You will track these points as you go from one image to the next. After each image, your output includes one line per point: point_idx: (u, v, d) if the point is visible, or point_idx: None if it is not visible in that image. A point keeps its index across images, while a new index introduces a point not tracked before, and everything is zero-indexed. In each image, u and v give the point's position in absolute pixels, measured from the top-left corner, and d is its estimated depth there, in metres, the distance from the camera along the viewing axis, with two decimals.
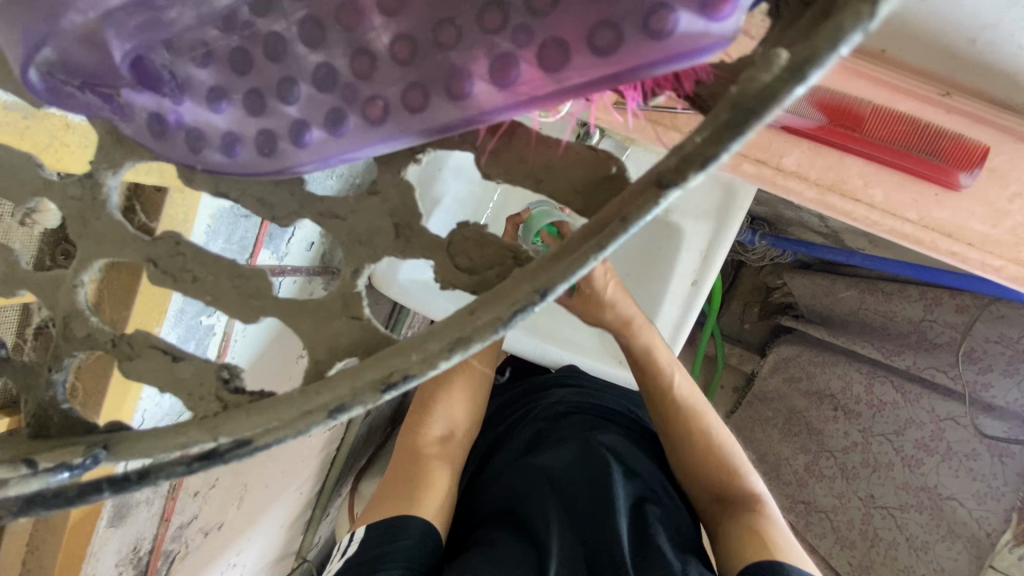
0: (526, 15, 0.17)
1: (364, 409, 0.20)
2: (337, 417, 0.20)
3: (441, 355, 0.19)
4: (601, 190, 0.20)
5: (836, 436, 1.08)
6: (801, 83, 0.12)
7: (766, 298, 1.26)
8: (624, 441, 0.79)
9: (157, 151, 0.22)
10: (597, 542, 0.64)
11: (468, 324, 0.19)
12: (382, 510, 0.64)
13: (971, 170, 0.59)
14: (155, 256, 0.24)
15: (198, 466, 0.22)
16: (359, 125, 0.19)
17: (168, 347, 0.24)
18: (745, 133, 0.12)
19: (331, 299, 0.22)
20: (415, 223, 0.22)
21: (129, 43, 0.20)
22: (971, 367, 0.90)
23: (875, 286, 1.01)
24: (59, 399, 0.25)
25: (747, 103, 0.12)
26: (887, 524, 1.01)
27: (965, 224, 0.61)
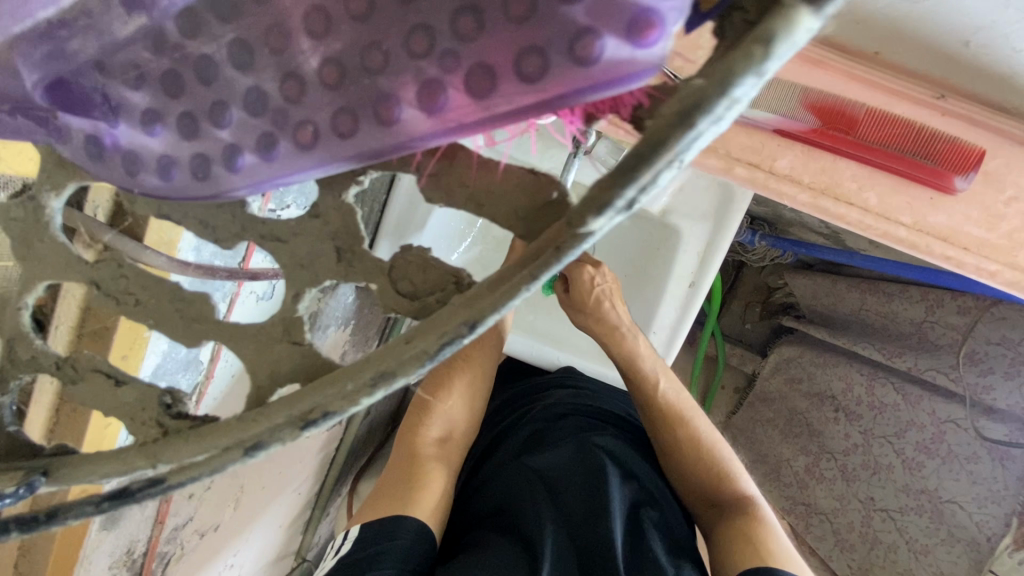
0: (452, 39, 0.16)
1: (282, 446, 0.20)
2: (252, 456, 0.20)
3: (364, 390, 0.19)
4: (544, 214, 0.19)
5: (837, 438, 1.07)
6: (695, 130, 0.11)
7: (768, 297, 1.25)
8: (620, 444, 0.78)
9: (94, 173, 0.21)
10: (591, 545, 0.64)
11: (404, 353, 0.18)
12: (375, 511, 0.64)
13: (967, 173, 0.59)
14: (100, 278, 0.23)
15: (108, 506, 0.22)
16: (290, 151, 0.18)
17: (112, 371, 0.24)
18: (637, 179, 0.12)
19: (273, 324, 0.22)
20: (358, 246, 0.21)
21: (36, 73, 0.21)
22: (972, 370, 0.89)
23: (877, 287, 1.00)
24: (4, 421, 0.25)
25: (648, 147, 0.12)
26: (887, 527, 1.00)
27: (960, 228, 0.60)
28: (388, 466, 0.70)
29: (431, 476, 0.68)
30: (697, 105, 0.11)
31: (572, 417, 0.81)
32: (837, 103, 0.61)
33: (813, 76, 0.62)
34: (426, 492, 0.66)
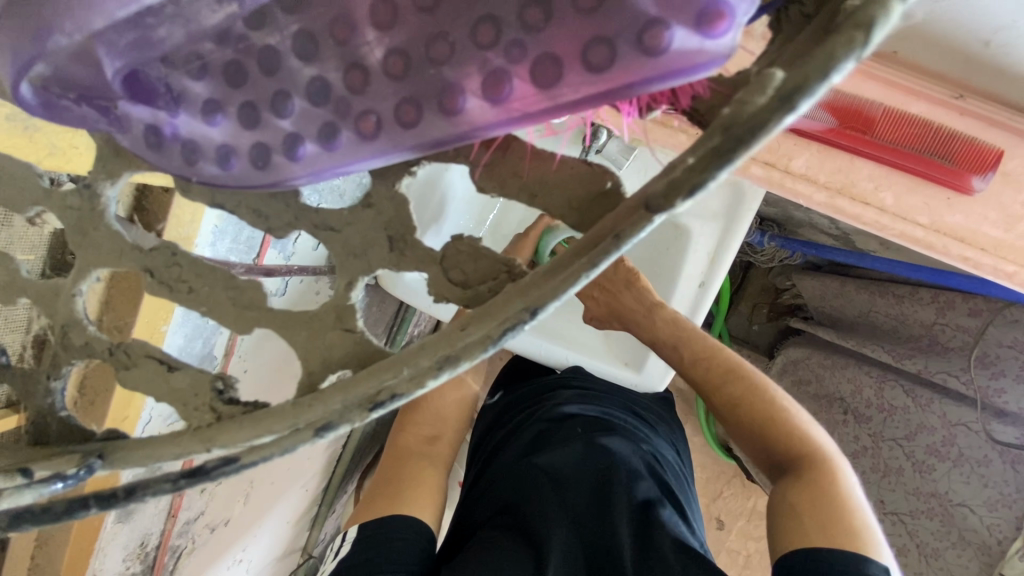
0: (518, 30, 0.16)
1: (351, 428, 0.20)
2: (326, 435, 0.21)
3: (430, 373, 0.19)
4: (597, 204, 0.20)
5: (846, 440, 1.07)
6: (791, 113, 0.11)
7: (774, 299, 1.26)
8: (629, 441, 0.78)
9: (154, 162, 0.22)
10: (597, 542, 0.64)
11: (459, 341, 0.19)
12: (368, 512, 0.63)
13: (984, 173, 0.59)
14: (153, 266, 0.24)
15: (185, 485, 0.22)
16: (352, 140, 0.19)
17: (164, 357, 0.24)
18: (733, 161, 0.12)
19: (325, 312, 0.22)
20: (409, 236, 0.22)
21: (121, 61, 0.19)
22: (983, 372, 0.88)
23: (886, 289, 1.00)
24: (58, 407, 0.25)
25: (737, 132, 0.12)
26: (898, 531, 0.99)
27: (977, 229, 0.60)
28: (384, 468, 0.70)
29: (426, 475, 0.68)
30: (790, 92, 0.12)
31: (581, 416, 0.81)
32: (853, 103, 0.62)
33: None
34: (421, 490, 0.65)
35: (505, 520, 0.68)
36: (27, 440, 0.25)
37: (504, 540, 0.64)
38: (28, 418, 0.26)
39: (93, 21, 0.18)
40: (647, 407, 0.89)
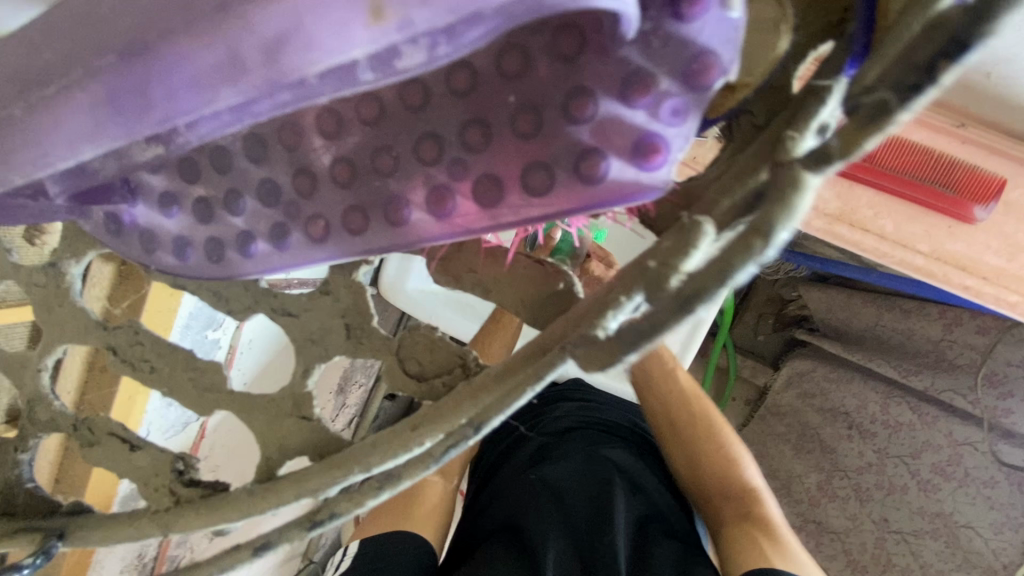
0: (460, 148, 0.16)
1: (288, 546, 0.21)
2: (263, 554, 0.21)
3: (371, 491, 0.20)
4: (549, 304, 0.20)
5: (850, 456, 1.04)
6: (690, 314, 0.12)
7: (781, 309, 1.19)
8: (628, 458, 0.78)
9: (116, 248, 0.22)
10: (595, 556, 0.64)
11: (412, 444, 0.19)
12: (377, 526, 0.64)
13: (987, 203, 0.59)
14: (116, 345, 0.24)
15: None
16: (302, 242, 0.19)
17: (127, 435, 0.24)
18: (644, 345, 0.13)
19: (282, 397, 0.22)
20: (367, 324, 0.22)
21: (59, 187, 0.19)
22: (991, 392, 0.89)
23: (893, 303, 0.99)
24: (26, 478, 0.26)
25: (648, 319, 0.13)
26: (902, 550, 0.97)
27: (979, 258, 0.59)
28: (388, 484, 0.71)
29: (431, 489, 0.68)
30: (692, 291, 0.12)
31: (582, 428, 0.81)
32: None
33: None
34: (426, 507, 0.66)
35: (506, 531, 0.67)
36: None
37: (503, 553, 0.63)
38: None
39: (14, 178, 0.18)
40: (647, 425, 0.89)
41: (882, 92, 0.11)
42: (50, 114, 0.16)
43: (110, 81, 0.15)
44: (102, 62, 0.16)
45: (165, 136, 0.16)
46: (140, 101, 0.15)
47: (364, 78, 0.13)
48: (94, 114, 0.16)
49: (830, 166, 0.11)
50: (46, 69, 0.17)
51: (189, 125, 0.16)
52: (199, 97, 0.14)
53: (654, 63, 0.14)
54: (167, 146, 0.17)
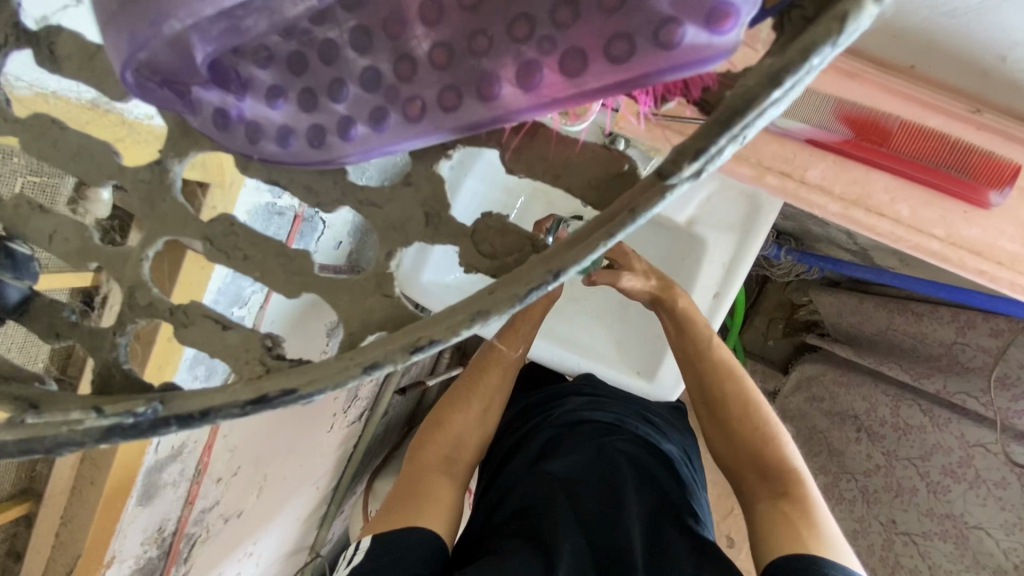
0: (549, 26, 0.19)
1: (395, 366, 0.22)
2: (371, 373, 0.22)
3: (463, 324, 0.21)
4: (614, 186, 0.22)
5: (857, 458, 1.09)
6: (773, 92, 0.14)
7: (791, 314, 1.26)
8: (639, 453, 0.80)
9: (220, 140, 0.24)
10: (608, 545, 0.66)
11: (488, 302, 0.21)
12: (385, 523, 0.66)
13: (1001, 188, 0.62)
14: (211, 234, 0.26)
15: (252, 410, 0.24)
16: (400, 121, 0.21)
17: (219, 317, 0.27)
18: (731, 128, 0.14)
19: (366, 279, 0.25)
20: (444, 212, 0.24)
21: (211, 47, 0.21)
22: (1003, 395, 0.88)
23: (905, 306, 1.00)
24: (121, 360, 0.28)
25: (733, 105, 0.14)
26: (909, 552, 1.02)
27: (994, 243, 0.63)
28: (399, 484, 0.72)
29: (440, 490, 0.70)
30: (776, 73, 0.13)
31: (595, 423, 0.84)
32: (870, 116, 0.65)
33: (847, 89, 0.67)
34: (436, 507, 0.67)
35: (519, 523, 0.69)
36: (92, 389, 0.28)
37: (515, 542, 0.66)
38: (94, 369, 0.28)
39: (204, 8, 0.20)
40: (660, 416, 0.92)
41: None
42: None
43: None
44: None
45: None
46: None
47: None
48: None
49: None
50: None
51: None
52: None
53: None
54: None
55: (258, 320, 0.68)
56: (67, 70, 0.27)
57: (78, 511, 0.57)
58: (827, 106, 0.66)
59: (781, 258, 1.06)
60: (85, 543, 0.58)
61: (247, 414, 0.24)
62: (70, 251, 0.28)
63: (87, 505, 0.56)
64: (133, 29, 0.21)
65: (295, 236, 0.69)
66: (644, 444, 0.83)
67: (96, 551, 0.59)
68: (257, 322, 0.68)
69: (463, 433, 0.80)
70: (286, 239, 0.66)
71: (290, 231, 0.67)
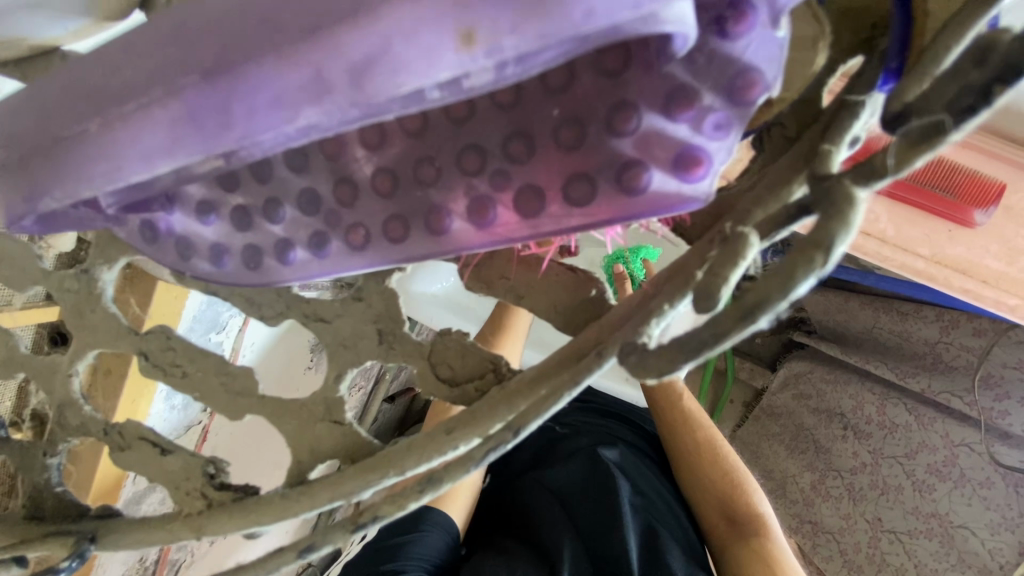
0: (503, 160, 0.17)
1: (333, 548, 0.20)
2: (305, 557, 0.20)
3: (411, 496, 0.19)
4: (582, 313, 0.20)
5: (845, 456, 1.07)
6: (754, 324, 0.12)
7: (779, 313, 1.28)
8: (633, 459, 0.78)
9: (150, 254, 0.22)
10: (602, 555, 0.63)
11: (446, 448, 0.19)
12: None
13: (986, 207, 0.63)
14: (147, 349, 0.24)
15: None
16: (341, 250, 0.19)
17: (157, 439, 0.24)
18: (702, 355, 0.13)
19: (315, 402, 0.23)
20: (399, 329, 0.22)
21: (112, 200, 0.19)
22: (987, 395, 0.90)
23: (890, 305, 1.02)
24: (54, 482, 0.26)
25: (709, 331, 0.13)
26: (895, 550, 0.99)
27: (979, 261, 0.62)
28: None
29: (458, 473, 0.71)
30: (751, 302, 0.12)
31: (587, 428, 0.83)
32: None
33: None
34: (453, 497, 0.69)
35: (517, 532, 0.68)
36: (23, 513, 0.26)
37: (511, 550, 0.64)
38: (24, 491, 0.26)
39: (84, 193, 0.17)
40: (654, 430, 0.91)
41: (938, 114, 0.12)
42: (124, 119, 0.17)
43: (192, 98, 0.16)
44: (184, 81, 0.16)
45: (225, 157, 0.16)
46: (222, 118, 0.15)
47: (432, 98, 0.14)
48: (172, 130, 0.16)
49: (881, 179, 0.12)
50: (122, 86, 0.17)
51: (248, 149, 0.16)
52: (283, 115, 0.15)
53: (698, 80, 0.15)
54: (226, 167, 0.17)
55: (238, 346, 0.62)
56: None
57: None
58: None
59: None
60: None
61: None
62: None
63: None
64: (6, 197, 0.20)
65: None
66: (636, 453, 0.81)
67: None
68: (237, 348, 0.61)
69: None
70: None
71: None
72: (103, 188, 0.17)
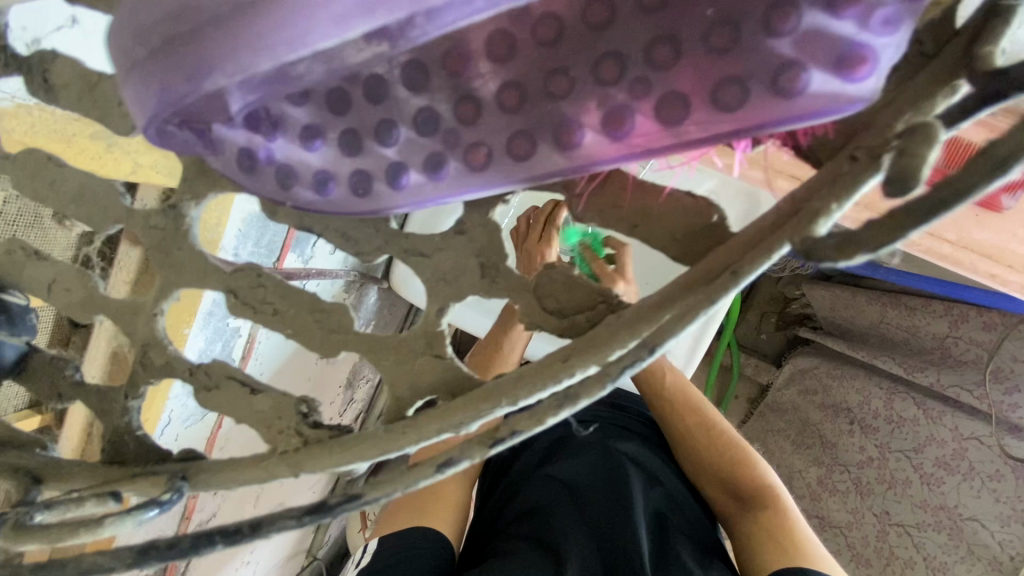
0: (644, 67, 0.16)
1: (471, 463, 0.19)
2: (445, 471, 0.19)
3: (550, 411, 0.19)
4: (701, 237, 0.19)
5: (852, 450, 1.11)
6: None
7: (785, 308, 1.33)
8: (644, 450, 0.81)
9: (247, 185, 0.22)
10: (614, 548, 0.65)
11: (564, 373, 0.19)
12: (393, 524, 0.67)
13: (1015, 190, 0.64)
14: (237, 287, 0.24)
15: (308, 520, 0.21)
16: (460, 170, 0.19)
17: (246, 378, 0.24)
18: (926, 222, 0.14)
19: (415, 338, 0.22)
20: (502, 263, 0.22)
21: (255, 96, 0.18)
22: (997, 387, 0.89)
23: (898, 300, 1.04)
24: (135, 425, 0.25)
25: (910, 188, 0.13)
26: (904, 543, 1.01)
27: (1008, 246, 0.64)
28: (404, 489, 0.73)
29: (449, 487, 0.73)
30: (944, 193, 0.14)
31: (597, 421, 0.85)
32: None
33: None
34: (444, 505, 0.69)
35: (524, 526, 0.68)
36: (102, 458, 0.25)
37: (521, 545, 0.65)
38: (104, 436, 0.25)
39: (260, 63, 0.17)
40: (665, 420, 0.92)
41: None
42: (297, 1, 0.16)
43: None
44: None
45: (397, 28, 0.16)
46: None
47: None
48: None
49: None
50: None
51: (431, 13, 0.16)
52: None
53: None
54: (392, 43, 0.17)
55: (252, 335, 0.65)
56: (63, 100, 0.24)
57: None
58: None
59: None
60: None
61: (302, 526, 0.21)
62: (73, 302, 0.26)
63: None
64: (159, 79, 0.18)
65: (291, 247, 0.67)
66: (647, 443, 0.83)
67: None
68: (251, 337, 0.65)
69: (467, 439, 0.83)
70: (283, 249, 0.64)
71: (285, 242, 0.64)
72: (280, 59, 0.17)
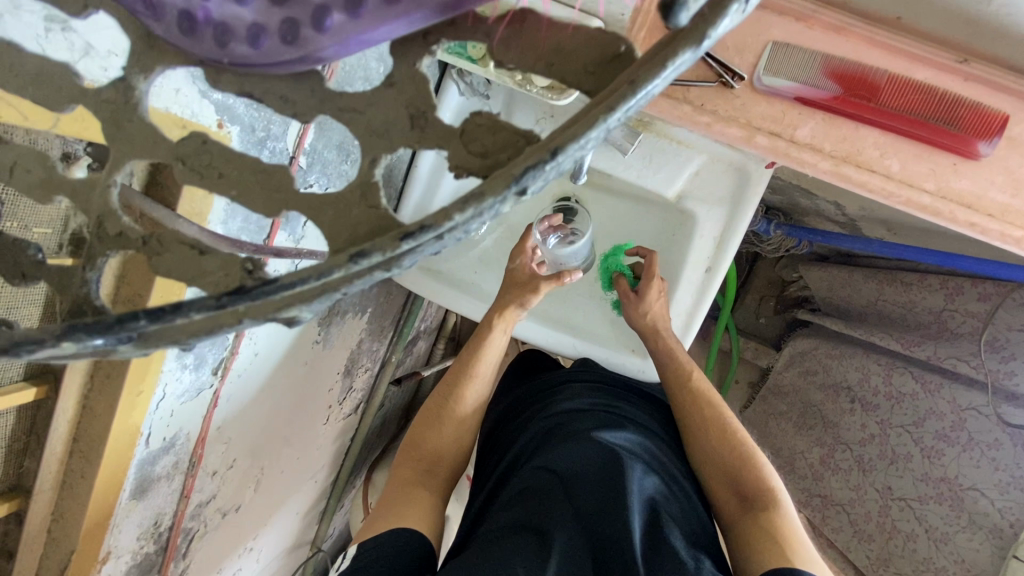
0: None
1: (383, 255, 0.20)
2: (358, 262, 0.20)
3: (454, 207, 0.19)
4: (612, 67, 0.21)
5: (853, 428, 1.30)
6: None
7: (781, 291, 1.58)
8: (641, 441, 0.90)
9: (189, 48, 0.23)
10: (606, 533, 0.72)
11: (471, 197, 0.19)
12: (375, 527, 0.76)
13: (990, 138, 0.73)
14: (184, 155, 0.25)
15: (227, 301, 0.22)
16: (377, 4, 0.20)
17: (194, 242, 0.25)
18: None
19: (350, 190, 0.23)
20: (431, 114, 0.23)
21: None
22: (994, 356, 1.06)
23: (894, 277, 1.21)
24: (93, 296, 0.26)
25: None
26: (906, 515, 1.20)
27: (984, 195, 0.76)
28: (389, 492, 0.82)
29: (420, 498, 0.80)
30: None
31: (595, 414, 0.93)
32: (857, 71, 0.77)
33: (835, 44, 0.78)
34: (418, 509, 0.78)
35: (520, 512, 0.76)
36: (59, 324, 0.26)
37: (515, 534, 0.72)
38: (62, 309, 0.26)
39: None
40: (663, 418, 1.02)
41: None
42: None
43: None
44: None
45: None
46: None
47: None
48: None
49: None
50: None
51: None
52: None
53: None
54: None
55: None
56: None
57: (71, 503, 0.68)
58: (813, 64, 0.77)
59: (770, 232, 1.31)
60: (77, 543, 0.69)
61: (220, 307, 0.22)
62: (33, 184, 0.27)
63: (81, 498, 0.68)
64: None
65: (279, 226, 0.74)
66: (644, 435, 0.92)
67: (86, 540, 0.70)
68: None
69: (452, 435, 0.90)
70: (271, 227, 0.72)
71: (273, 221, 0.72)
72: None
